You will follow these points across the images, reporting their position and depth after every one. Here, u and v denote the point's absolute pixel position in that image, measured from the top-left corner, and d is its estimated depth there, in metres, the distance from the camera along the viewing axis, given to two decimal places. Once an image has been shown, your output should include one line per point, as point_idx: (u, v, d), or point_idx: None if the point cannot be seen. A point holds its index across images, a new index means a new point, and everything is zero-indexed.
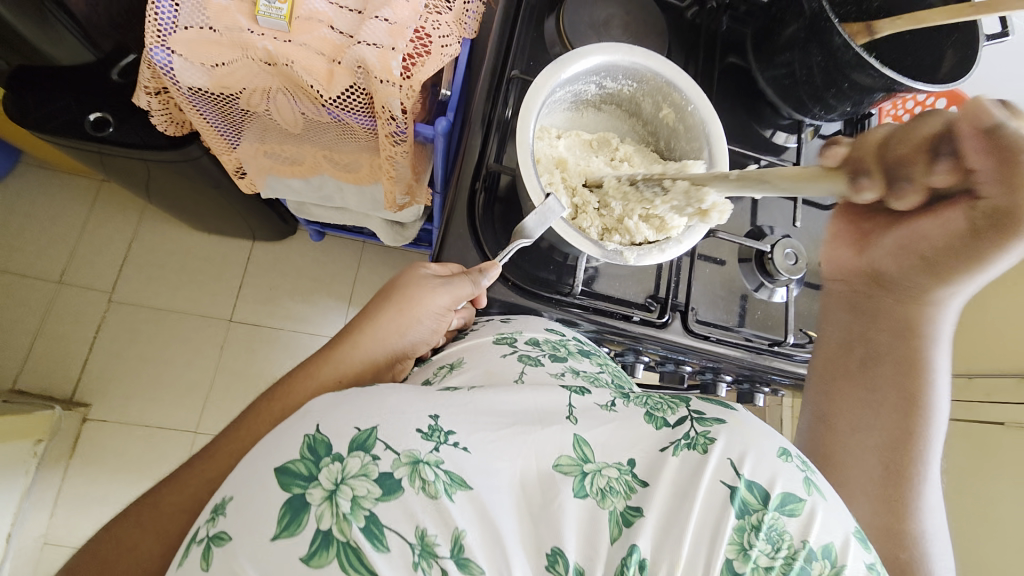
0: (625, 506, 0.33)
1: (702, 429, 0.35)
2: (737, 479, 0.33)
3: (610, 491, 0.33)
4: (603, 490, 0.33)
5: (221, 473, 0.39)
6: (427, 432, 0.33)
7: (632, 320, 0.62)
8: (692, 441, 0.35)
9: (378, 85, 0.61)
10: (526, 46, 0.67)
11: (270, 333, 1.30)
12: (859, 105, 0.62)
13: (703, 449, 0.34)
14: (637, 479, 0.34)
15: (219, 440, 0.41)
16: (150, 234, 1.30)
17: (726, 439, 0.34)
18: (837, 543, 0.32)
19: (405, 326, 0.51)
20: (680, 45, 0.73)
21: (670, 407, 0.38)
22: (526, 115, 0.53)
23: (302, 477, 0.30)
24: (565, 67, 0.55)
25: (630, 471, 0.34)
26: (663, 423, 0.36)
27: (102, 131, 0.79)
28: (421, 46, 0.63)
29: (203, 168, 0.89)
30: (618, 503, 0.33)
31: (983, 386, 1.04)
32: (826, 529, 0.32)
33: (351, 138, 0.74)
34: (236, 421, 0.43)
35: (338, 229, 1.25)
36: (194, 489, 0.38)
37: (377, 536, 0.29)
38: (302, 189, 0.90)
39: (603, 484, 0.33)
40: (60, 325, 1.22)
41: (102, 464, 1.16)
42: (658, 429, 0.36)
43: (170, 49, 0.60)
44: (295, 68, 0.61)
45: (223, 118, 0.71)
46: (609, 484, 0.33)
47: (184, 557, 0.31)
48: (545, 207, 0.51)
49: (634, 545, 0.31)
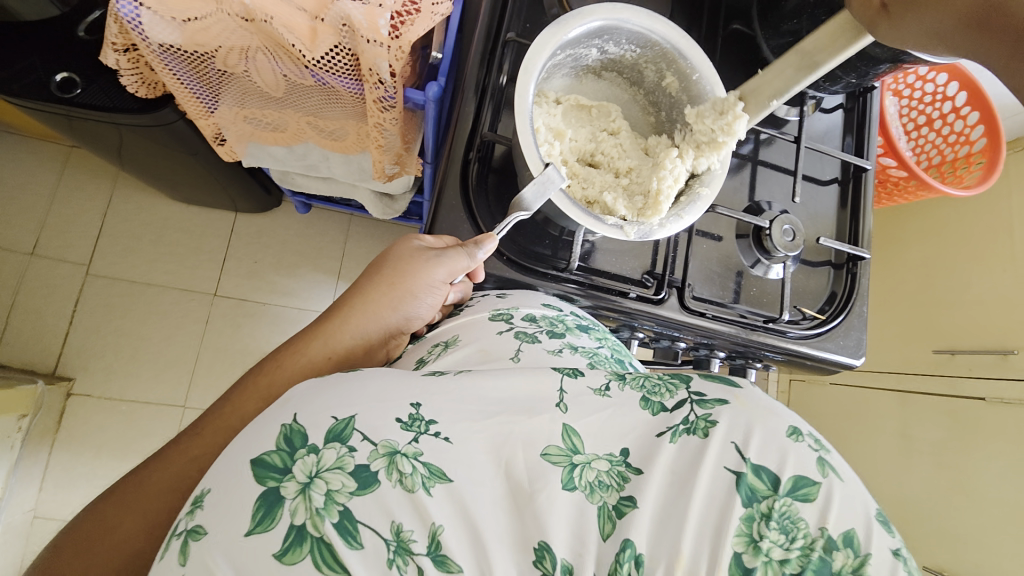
0: (618, 499, 0.32)
1: (702, 412, 0.35)
2: (743, 465, 0.32)
3: (600, 485, 0.32)
4: (592, 484, 0.32)
5: (211, 450, 0.37)
6: (406, 422, 0.32)
7: (628, 296, 0.61)
8: (692, 426, 0.34)
9: (366, 45, 0.57)
10: (522, 7, 0.63)
11: (256, 308, 1.27)
12: (865, 77, 0.61)
13: (703, 433, 0.33)
14: (631, 468, 0.33)
15: (208, 416, 0.40)
16: (127, 205, 1.25)
17: (728, 422, 0.34)
18: (859, 531, 0.30)
19: (399, 300, 0.49)
20: (683, 10, 0.69)
21: (669, 390, 0.37)
22: (526, 79, 0.50)
23: (276, 470, 0.29)
24: (567, 29, 0.52)
25: (623, 462, 0.33)
26: (661, 408, 0.36)
27: (69, 92, 0.74)
28: (410, 4, 0.59)
29: (179, 134, 0.85)
30: (609, 498, 0.32)
31: (965, 362, 1.14)
32: (846, 512, 0.30)
33: (337, 103, 0.70)
34: (226, 397, 0.41)
35: (325, 201, 1.22)
36: (183, 466, 0.37)
37: (351, 532, 0.28)
38: (284, 156, 0.87)
39: (592, 478, 0.33)
40: (36, 299, 1.18)
41: (89, 440, 1.15)
42: (655, 415, 0.35)
43: (139, 1, 0.56)
44: (275, 25, 0.57)
45: (199, 80, 0.66)
46: (598, 479, 0.33)
47: (163, 552, 0.29)
48: (544, 176, 0.49)
49: (626, 541, 0.31)
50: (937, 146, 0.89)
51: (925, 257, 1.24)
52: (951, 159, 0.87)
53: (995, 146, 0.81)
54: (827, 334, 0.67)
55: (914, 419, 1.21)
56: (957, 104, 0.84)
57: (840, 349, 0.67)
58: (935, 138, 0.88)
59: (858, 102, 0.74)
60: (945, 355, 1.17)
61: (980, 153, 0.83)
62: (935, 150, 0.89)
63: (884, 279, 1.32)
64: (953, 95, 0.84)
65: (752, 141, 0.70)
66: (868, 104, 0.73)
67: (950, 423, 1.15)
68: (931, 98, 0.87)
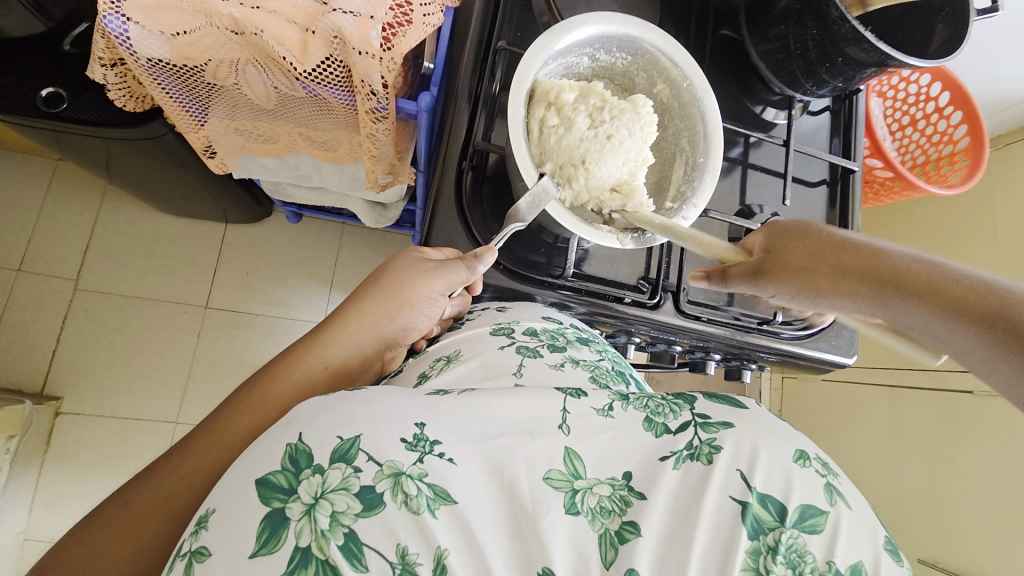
0: (621, 524, 0.32)
1: (707, 436, 0.35)
2: (748, 494, 0.32)
3: (602, 512, 0.33)
4: (594, 510, 0.33)
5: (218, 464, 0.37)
6: (411, 442, 0.32)
7: (624, 302, 0.62)
8: (696, 451, 0.35)
9: (356, 57, 0.57)
10: (513, 15, 0.63)
11: (249, 320, 1.26)
12: (850, 81, 0.62)
13: (707, 460, 0.34)
14: (635, 492, 0.34)
15: (201, 430, 0.39)
16: (115, 218, 1.23)
17: (732, 448, 0.34)
18: (866, 562, 0.31)
19: (394, 311, 0.49)
20: (672, 16, 0.70)
21: (673, 412, 0.37)
22: (519, 87, 0.51)
23: (282, 490, 0.29)
24: (559, 37, 0.53)
25: (626, 486, 0.34)
26: (664, 430, 0.36)
27: (55, 107, 0.73)
28: (402, 15, 0.59)
29: (168, 147, 0.84)
30: (611, 524, 0.32)
31: None
32: (851, 546, 0.31)
33: (328, 114, 0.70)
34: (216, 411, 0.41)
35: (317, 210, 1.21)
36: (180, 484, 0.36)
37: (355, 555, 0.28)
38: (276, 167, 0.86)
39: (594, 503, 0.33)
40: (23, 317, 1.16)
41: (79, 458, 1.13)
42: (657, 438, 0.36)
43: (125, 16, 0.55)
44: (265, 38, 0.57)
45: (188, 93, 0.66)
46: (600, 505, 0.33)
47: (167, 573, 0.29)
48: (540, 187, 0.50)
49: (631, 570, 0.31)
50: (921, 146, 0.91)
51: None
52: (935, 158, 0.89)
53: (978, 144, 0.82)
54: (819, 335, 0.68)
55: (906, 414, 1.22)
56: (940, 104, 0.86)
57: (833, 348, 0.67)
58: (919, 138, 0.91)
59: (844, 104, 0.75)
60: None
61: (963, 151, 0.84)
62: (920, 149, 0.91)
63: None
64: (937, 96, 0.86)
65: (741, 143, 0.71)
66: (854, 106, 0.75)
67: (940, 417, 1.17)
68: (915, 99, 0.90)
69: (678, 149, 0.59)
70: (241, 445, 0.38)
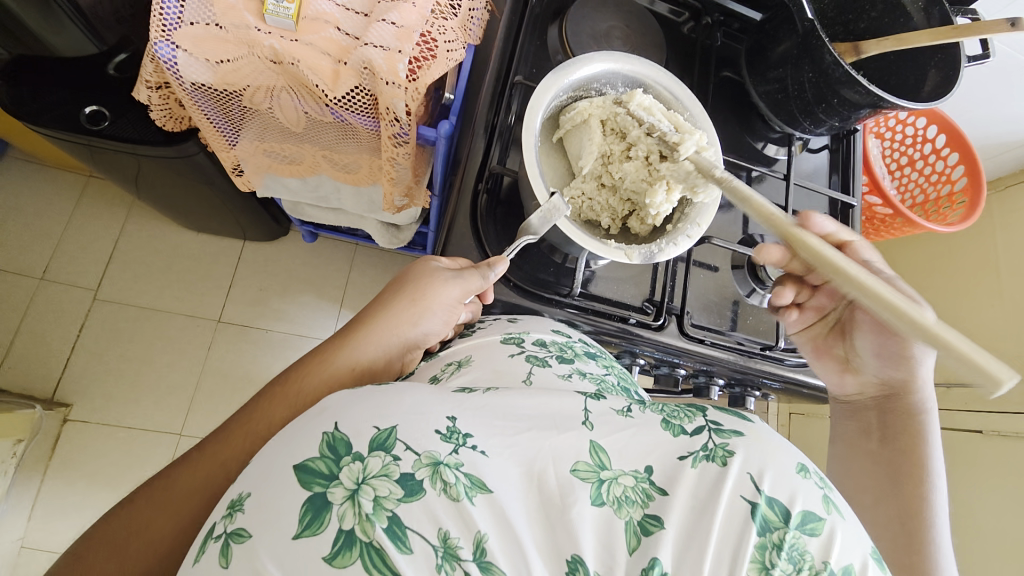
0: (643, 516, 0.34)
1: (720, 441, 0.37)
2: (758, 496, 0.34)
3: (627, 501, 0.34)
4: (620, 498, 0.34)
5: (239, 454, 0.38)
6: (445, 434, 0.33)
7: (629, 322, 0.64)
8: (711, 452, 0.36)
9: (384, 86, 0.61)
10: (530, 53, 0.68)
11: (259, 335, 1.28)
12: (846, 120, 0.65)
13: (722, 462, 0.35)
14: (656, 487, 0.35)
15: (235, 420, 0.41)
16: (138, 232, 1.28)
17: (744, 453, 0.36)
18: (856, 565, 0.33)
19: (418, 315, 0.51)
20: (676, 58, 0.75)
21: (687, 416, 0.39)
22: (532, 115, 0.55)
23: (323, 476, 0.30)
24: (569, 72, 0.57)
25: (648, 479, 0.35)
26: (681, 431, 0.38)
27: (97, 125, 0.79)
28: (427, 50, 0.63)
29: (198, 165, 0.89)
30: (635, 512, 0.34)
31: (960, 396, 1.14)
32: (846, 551, 0.33)
33: (353, 138, 0.74)
34: (253, 401, 0.43)
35: (332, 230, 1.25)
36: (205, 474, 0.37)
37: (400, 537, 0.30)
38: (297, 188, 0.91)
39: (620, 492, 0.34)
40: (41, 324, 1.19)
41: (83, 468, 1.13)
42: (675, 437, 0.38)
43: (175, 44, 0.61)
44: (301, 67, 0.62)
45: (223, 114, 0.70)
46: (625, 493, 0.34)
47: (199, 554, 0.30)
48: (551, 205, 0.53)
49: (654, 559, 0.32)
50: (920, 185, 0.94)
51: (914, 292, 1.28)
52: (935, 198, 0.92)
53: (976, 184, 0.85)
54: None
55: None
56: (937, 146, 0.90)
57: None
58: (918, 177, 0.94)
59: (842, 143, 0.79)
60: (941, 389, 1.18)
61: (962, 192, 0.87)
62: (919, 189, 0.94)
63: None
64: (934, 138, 0.90)
65: (744, 177, 0.74)
66: (851, 146, 0.78)
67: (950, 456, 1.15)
68: (912, 141, 0.94)
69: None
70: (262, 440, 0.39)
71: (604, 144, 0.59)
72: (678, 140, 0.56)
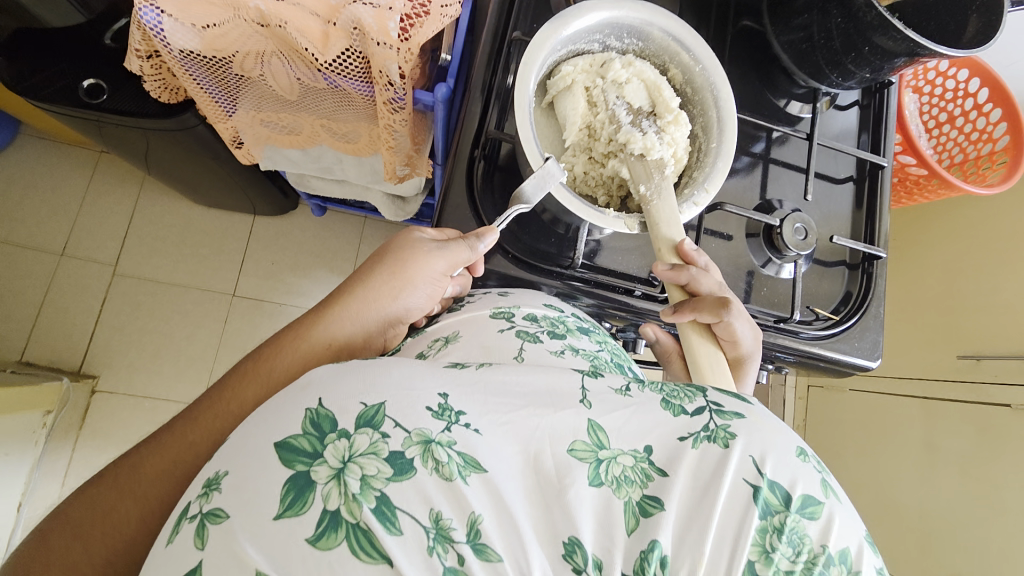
0: (642, 497, 0.33)
1: (721, 422, 0.35)
2: (760, 479, 0.33)
3: (626, 481, 0.33)
4: (618, 479, 0.33)
5: (208, 437, 0.39)
6: (437, 411, 0.32)
7: (634, 295, 0.61)
8: (712, 434, 0.35)
9: (375, 47, 0.58)
10: (530, 7, 0.64)
11: (273, 309, 1.30)
12: (879, 71, 0.59)
13: (724, 444, 0.34)
14: (655, 467, 0.34)
15: (204, 400, 0.41)
16: (151, 208, 1.29)
17: (746, 436, 0.34)
18: (853, 548, 0.33)
19: (399, 290, 0.50)
20: (692, 7, 0.69)
21: (688, 396, 0.38)
22: (527, 70, 0.52)
23: (305, 454, 0.30)
24: (567, 24, 0.54)
25: (647, 459, 0.34)
26: (681, 411, 0.37)
27: (96, 99, 0.78)
28: (420, 6, 0.59)
29: (200, 138, 0.88)
30: (634, 493, 0.33)
31: (992, 368, 1.09)
32: (843, 534, 0.33)
33: (349, 106, 0.72)
34: (218, 386, 0.43)
35: (339, 203, 1.24)
36: (179, 450, 0.38)
37: (389, 518, 0.29)
38: (299, 159, 0.89)
39: (618, 473, 0.33)
40: (64, 299, 1.23)
41: (111, 436, 1.18)
42: (676, 417, 0.36)
43: (158, 8, 0.58)
44: (289, 30, 0.58)
45: (217, 84, 0.68)
46: (624, 474, 0.33)
47: (172, 536, 0.30)
48: (544, 170, 0.51)
49: (653, 541, 0.31)
50: (960, 144, 0.87)
51: (949, 261, 1.21)
52: (973, 157, 0.85)
53: (1019, 141, 0.79)
54: (840, 337, 0.65)
55: (939, 427, 1.16)
56: (979, 101, 0.83)
57: (856, 350, 0.65)
58: (957, 136, 0.87)
59: (874, 98, 0.73)
60: (970, 361, 1.13)
61: (1003, 150, 0.81)
62: (958, 148, 0.87)
63: (905, 282, 1.30)
64: (975, 92, 0.83)
65: (764, 138, 0.69)
66: (885, 100, 0.72)
67: (975, 430, 1.10)
68: (952, 96, 0.86)
69: (692, 135, 0.59)
70: (233, 416, 0.40)
71: (589, 117, 0.57)
72: (668, 119, 0.56)
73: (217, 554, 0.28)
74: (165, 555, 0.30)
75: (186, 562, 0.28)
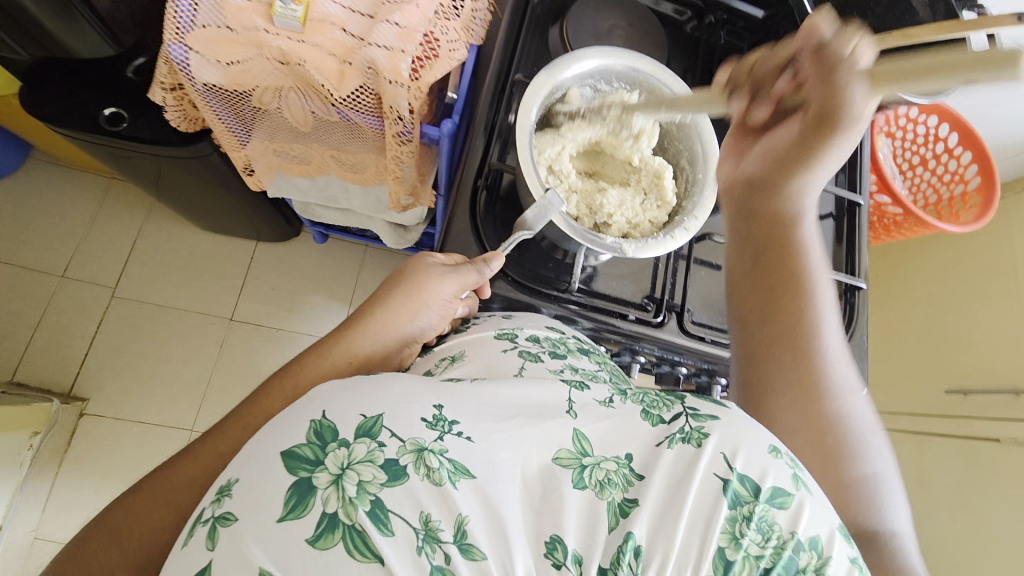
0: (623, 498, 0.34)
1: (696, 424, 0.37)
2: (730, 472, 0.34)
3: (609, 483, 0.34)
4: (601, 482, 0.34)
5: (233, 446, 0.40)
6: (432, 421, 0.34)
7: (627, 319, 0.64)
8: (687, 435, 0.37)
9: (387, 85, 0.63)
10: (531, 51, 0.70)
11: (270, 333, 1.31)
12: None
13: (697, 443, 0.36)
14: (635, 472, 0.35)
15: (233, 417, 0.42)
16: (155, 233, 1.32)
17: (718, 435, 0.36)
18: (823, 535, 0.33)
19: (415, 312, 0.52)
20: (680, 56, 0.75)
21: (666, 405, 0.40)
22: (527, 110, 0.56)
23: (309, 461, 0.31)
24: (563, 70, 0.59)
25: (628, 464, 0.36)
26: (660, 420, 0.39)
27: (116, 126, 0.81)
28: (430, 49, 0.65)
29: (212, 166, 0.91)
30: (616, 495, 0.34)
31: (978, 403, 1.10)
32: (813, 522, 0.34)
33: (359, 138, 0.76)
34: (248, 402, 0.44)
35: (341, 231, 1.27)
36: (204, 463, 0.39)
37: (382, 520, 0.30)
38: (307, 188, 0.92)
39: (601, 476, 0.35)
40: (61, 320, 1.23)
41: (96, 461, 1.16)
42: (655, 426, 0.38)
43: (188, 46, 0.63)
44: (307, 67, 0.63)
45: (233, 114, 0.72)
46: (607, 477, 0.35)
47: (187, 537, 0.31)
48: (544, 201, 0.54)
49: (629, 533, 0.32)
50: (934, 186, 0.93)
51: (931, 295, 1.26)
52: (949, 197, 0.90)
53: (989, 184, 0.84)
54: None
55: (932, 462, 1.16)
56: (950, 145, 0.89)
57: None
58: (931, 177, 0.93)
59: None
60: (957, 396, 1.14)
61: (975, 192, 0.86)
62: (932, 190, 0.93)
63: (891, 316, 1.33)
64: (945, 137, 0.89)
65: None
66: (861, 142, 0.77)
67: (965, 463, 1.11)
68: (923, 140, 0.92)
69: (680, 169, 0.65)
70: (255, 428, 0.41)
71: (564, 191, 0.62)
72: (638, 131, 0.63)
73: (226, 555, 0.28)
74: (179, 558, 0.30)
75: (195, 563, 0.29)
